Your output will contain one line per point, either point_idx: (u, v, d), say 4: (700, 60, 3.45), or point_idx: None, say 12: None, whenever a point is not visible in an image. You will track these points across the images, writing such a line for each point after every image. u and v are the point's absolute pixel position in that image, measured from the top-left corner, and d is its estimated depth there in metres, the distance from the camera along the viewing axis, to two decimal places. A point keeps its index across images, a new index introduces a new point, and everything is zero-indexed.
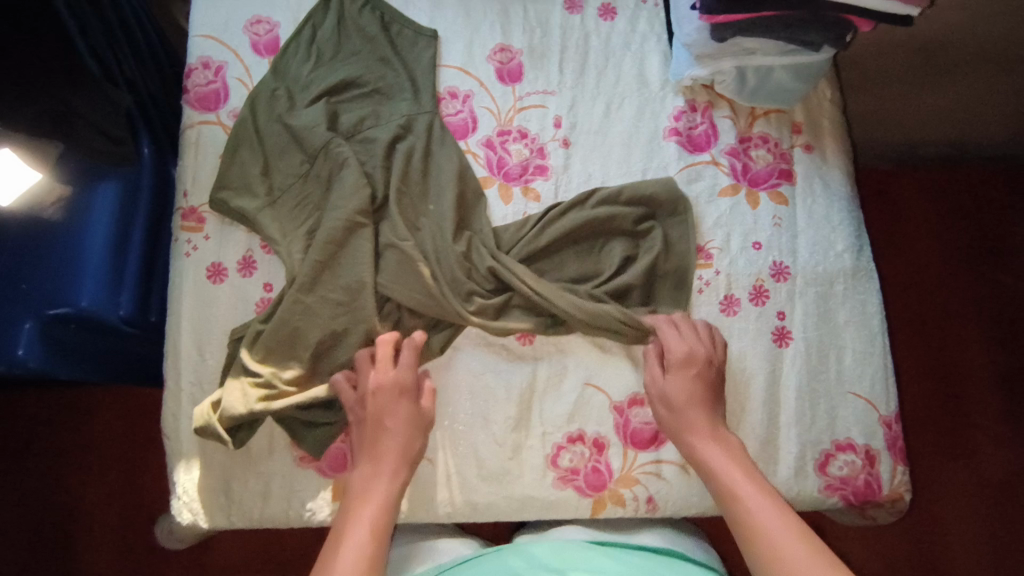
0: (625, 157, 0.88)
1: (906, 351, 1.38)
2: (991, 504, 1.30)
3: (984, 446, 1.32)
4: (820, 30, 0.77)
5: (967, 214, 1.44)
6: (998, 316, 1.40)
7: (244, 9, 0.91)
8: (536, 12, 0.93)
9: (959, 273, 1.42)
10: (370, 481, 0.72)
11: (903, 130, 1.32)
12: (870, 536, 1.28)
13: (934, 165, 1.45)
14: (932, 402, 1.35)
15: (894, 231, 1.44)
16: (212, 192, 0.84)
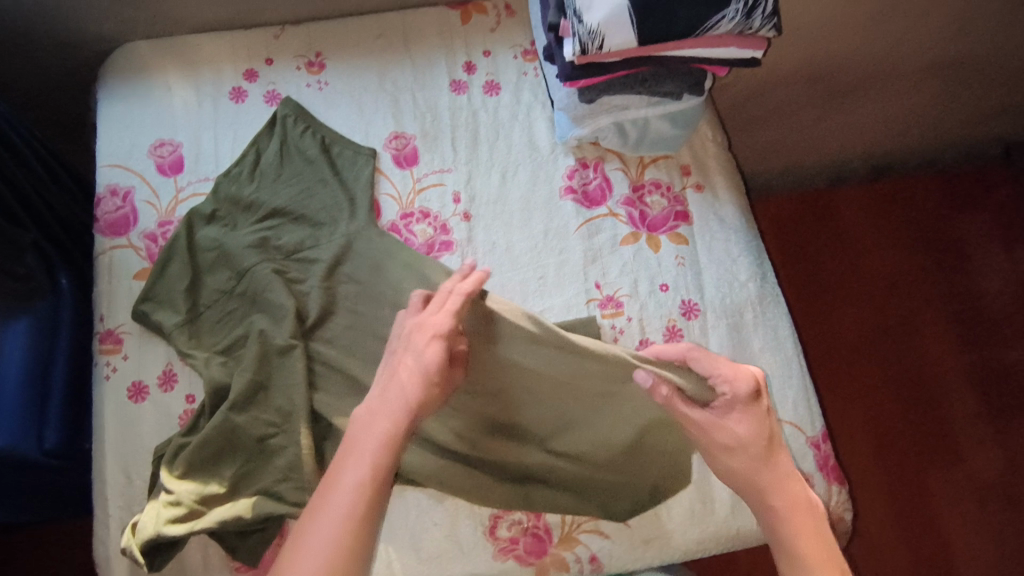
0: (527, 223, 0.91)
1: (879, 357, 1.48)
2: (985, 498, 1.37)
3: (970, 442, 1.40)
4: (675, 80, 0.83)
5: (907, 222, 1.59)
6: (959, 315, 1.51)
7: (147, 134, 0.95)
8: (424, 97, 0.98)
9: (913, 279, 1.54)
10: (376, 415, 0.67)
11: (826, 147, 1.48)
12: (877, 545, 1.34)
13: (867, 178, 1.60)
14: (913, 406, 1.44)
15: (844, 244, 1.57)
16: (135, 305, 0.86)
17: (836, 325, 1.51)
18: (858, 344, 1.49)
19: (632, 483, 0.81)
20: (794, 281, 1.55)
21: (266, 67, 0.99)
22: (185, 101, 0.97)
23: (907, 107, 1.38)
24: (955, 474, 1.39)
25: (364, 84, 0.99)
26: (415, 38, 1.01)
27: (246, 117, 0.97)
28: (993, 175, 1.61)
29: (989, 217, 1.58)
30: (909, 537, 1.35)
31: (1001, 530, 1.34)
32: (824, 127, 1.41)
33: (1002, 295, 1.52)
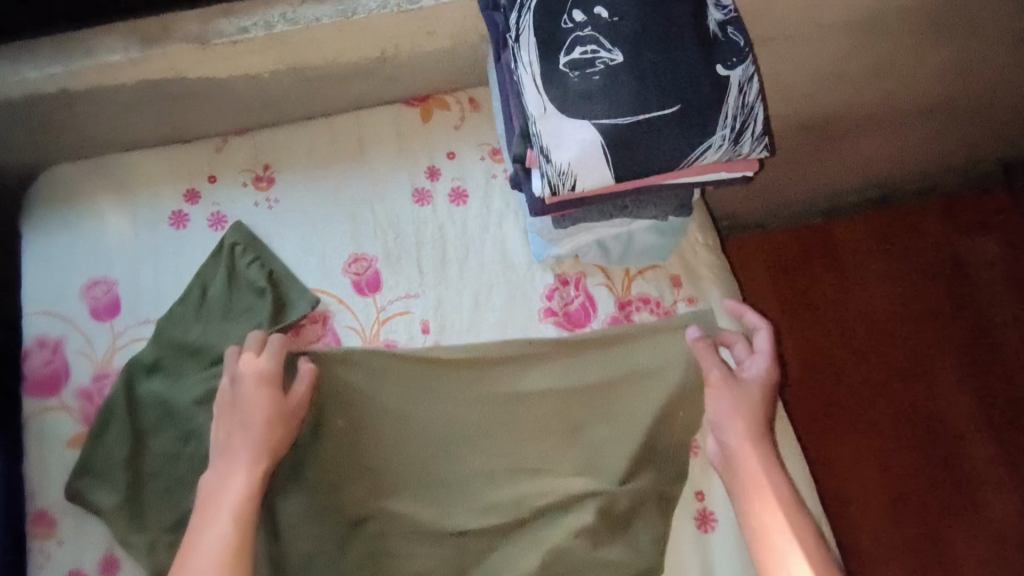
0: (504, 356, 0.82)
1: (890, 401, 1.41)
2: (1008, 550, 1.32)
3: (990, 491, 1.35)
4: (657, 205, 0.73)
5: (912, 251, 1.51)
6: (972, 349, 1.44)
7: (79, 272, 0.86)
8: (384, 211, 0.89)
9: (922, 313, 1.47)
10: (224, 476, 0.70)
11: (820, 184, 1.41)
12: None
13: (865, 207, 1.53)
14: (928, 453, 1.38)
15: (847, 279, 1.49)
16: (71, 480, 0.77)
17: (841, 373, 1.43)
18: (868, 388, 1.42)
19: (649, 493, 0.78)
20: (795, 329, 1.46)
21: (208, 186, 0.90)
22: (120, 230, 0.88)
23: (902, 144, 1.32)
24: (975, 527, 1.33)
25: (318, 198, 0.90)
26: (372, 143, 0.92)
27: (187, 246, 0.87)
28: (995, 197, 1.53)
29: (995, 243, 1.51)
30: None
31: None
32: (820, 168, 1.34)
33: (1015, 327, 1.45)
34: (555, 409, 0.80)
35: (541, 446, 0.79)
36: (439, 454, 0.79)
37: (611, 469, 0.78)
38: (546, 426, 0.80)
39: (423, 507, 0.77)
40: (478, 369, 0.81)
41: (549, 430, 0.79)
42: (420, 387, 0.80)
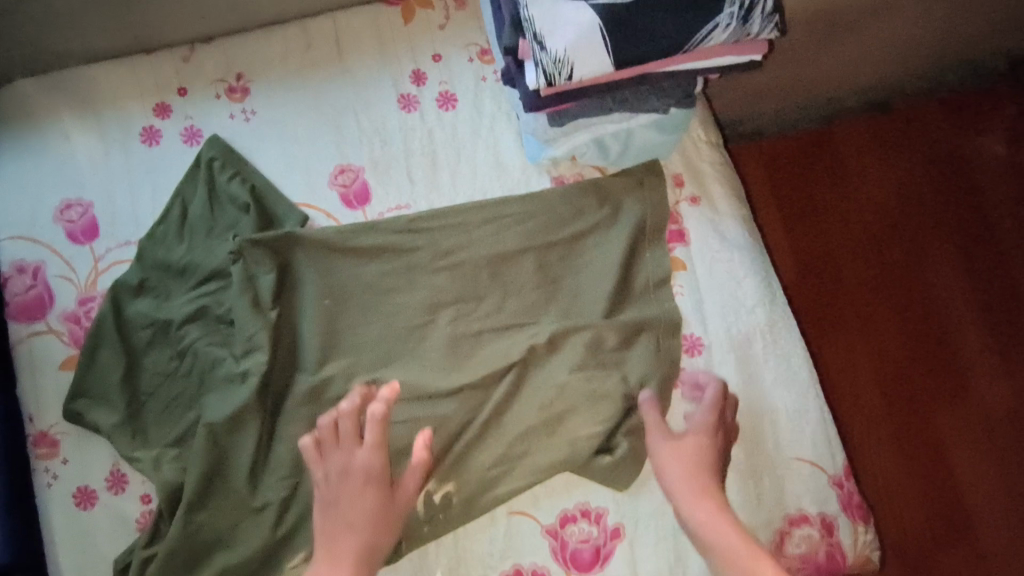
0: (498, 262, 0.80)
1: (886, 298, 1.39)
2: (1005, 442, 1.29)
3: (987, 383, 1.32)
4: (659, 95, 0.69)
5: (912, 148, 1.46)
6: (970, 245, 1.41)
7: (51, 193, 0.81)
8: (369, 119, 0.84)
9: (921, 209, 1.43)
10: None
11: (821, 83, 1.35)
12: (890, 497, 1.27)
13: (866, 108, 1.48)
14: (924, 348, 1.35)
15: (844, 179, 1.45)
16: (66, 402, 0.76)
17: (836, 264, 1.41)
18: (864, 287, 1.40)
19: (652, 322, 0.79)
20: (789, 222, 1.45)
21: (179, 99, 0.84)
22: (89, 148, 0.83)
23: (909, 34, 1.26)
24: (968, 415, 1.31)
25: (297, 108, 0.84)
26: (350, 47, 0.86)
27: (162, 164, 0.83)
28: (1001, 89, 1.49)
29: (1002, 133, 1.46)
30: (924, 488, 1.27)
31: (1019, 471, 1.27)
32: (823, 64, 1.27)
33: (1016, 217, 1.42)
34: (534, 266, 0.81)
35: (526, 316, 0.80)
36: (436, 361, 0.79)
37: (610, 358, 0.78)
38: (521, 288, 0.80)
39: (421, 378, 0.78)
40: (474, 266, 0.80)
41: (525, 288, 0.80)
42: (409, 285, 0.80)
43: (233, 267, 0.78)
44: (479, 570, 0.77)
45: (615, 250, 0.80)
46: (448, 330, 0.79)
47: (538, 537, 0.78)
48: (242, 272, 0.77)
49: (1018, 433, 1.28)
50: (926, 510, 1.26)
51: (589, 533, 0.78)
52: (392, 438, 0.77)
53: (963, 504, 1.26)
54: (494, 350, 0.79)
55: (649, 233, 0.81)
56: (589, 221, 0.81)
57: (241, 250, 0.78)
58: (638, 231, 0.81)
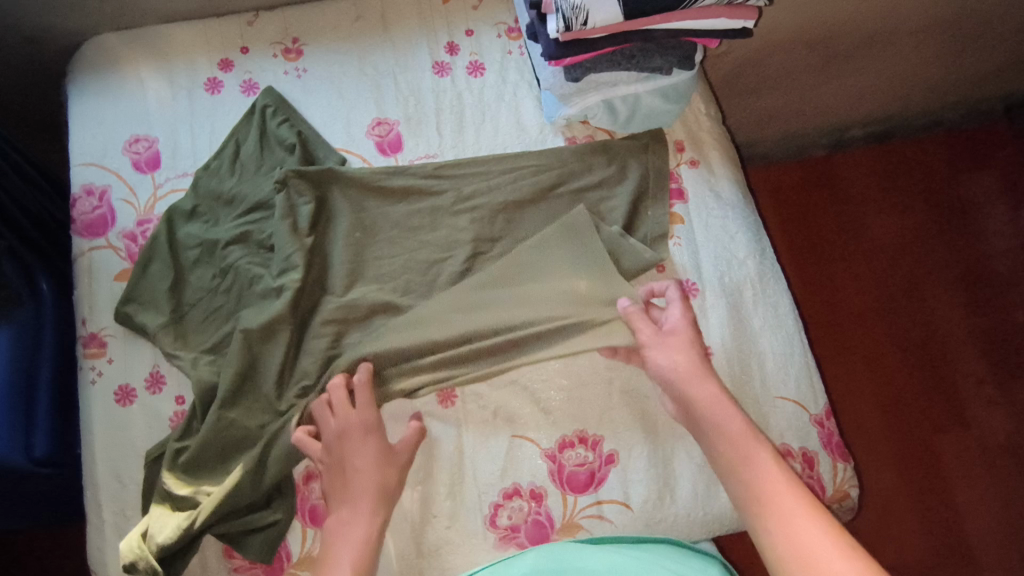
0: (515, 208, 0.89)
1: (886, 312, 1.55)
2: (986, 443, 1.46)
3: (973, 390, 1.49)
4: (663, 55, 0.82)
5: (911, 180, 1.65)
6: (962, 268, 1.59)
7: (123, 129, 0.92)
8: (406, 81, 0.95)
9: (918, 235, 1.61)
10: (346, 526, 0.73)
11: (822, 109, 1.56)
12: (880, 488, 1.43)
13: (866, 142, 1.68)
14: (918, 357, 1.52)
15: (849, 205, 1.64)
16: (118, 307, 0.84)
17: (840, 291, 1.57)
18: (866, 301, 1.56)
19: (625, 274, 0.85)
20: (797, 249, 1.61)
21: (241, 57, 0.96)
22: (159, 93, 0.94)
23: (898, 68, 1.47)
24: (960, 437, 1.46)
25: (343, 69, 0.95)
26: (394, 20, 0.98)
27: (222, 109, 0.93)
28: (992, 137, 1.68)
29: (992, 179, 1.65)
30: (911, 484, 1.43)
31: (999, 472, 1.43)
32: (821, 90, 1.49)
33: (1008, 257, 1.59)
34: (547, 212, 0.89)
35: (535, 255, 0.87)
36: (460, 292, 0.84)
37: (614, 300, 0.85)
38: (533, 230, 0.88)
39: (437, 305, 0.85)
40: (492, 208, 0.89)
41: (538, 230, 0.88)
42: (432, 223, 0.89)
43: (278, 197, 0.87)
44: (477, 486, 0.80)
45: (621, 201, 0.88)
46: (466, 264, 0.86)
47: (536, 459, 0.81)
48: (285, 201, 0.87)
49: (995, 436, 1.46)
50: (913, 503, 1.42)
51: (585, 458, 0.81)
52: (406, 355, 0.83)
53: (949, 505, 1.41)
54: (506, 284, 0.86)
55: (652, 188, 0.89)
56: (599, 175, 0.90)
57: (287, 181, 0.88)
58: (642, 185, 0.89)
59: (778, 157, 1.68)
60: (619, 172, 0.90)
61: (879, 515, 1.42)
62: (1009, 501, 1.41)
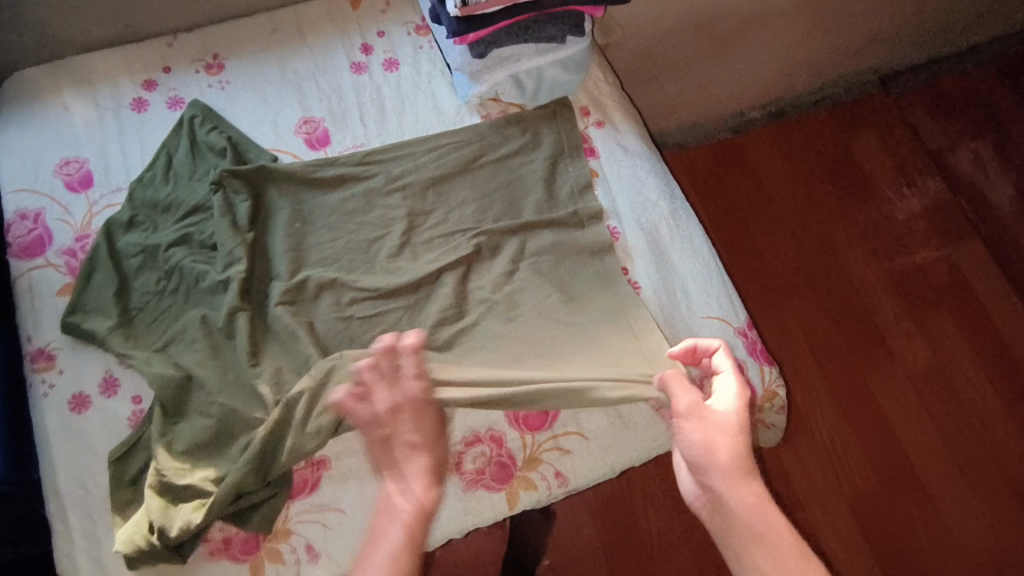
0: (442, 181, 0.95)
1: (806, 268, 1.67)
2: (914, 374, 1.56)
3: (896, 328, 1.61)
4: (556, 24, 0.92)
5: (810, 148, 1.80)
6: (868, 219, 1.72)
7: (51, 154, 0.95)
8: (327, 81, 1.01)
9: (824, 195, 1.75)
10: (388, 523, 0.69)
11: (719, 92, 1.70)
12: (826, 429, 1.52)
13: (766, 119, 1.83)
14: (842, 305, 1.63)
15: (759, 176, 1.77)
16: (64, 318, 0.86)
17: (762, 255, 1.68)
18: (789, 260, 1.68)
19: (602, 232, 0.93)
20: (718, 222, 1.72)
21: (164, 76, 1.00)
22: (85, 116, 0.97)
23: (778, 48, 1.62)
24: (891, 372, 1.57)
25: (266, 77, 1.01)
26: (309, 28, 1.05)
27: (150, 125, 0.97)
28: (873, 101, 1.86)
29: (878, 138, 1.82)
30: (853, 421, 1.52)
31: (930, 398, 1.54)
32: (715, 73, 1.63)
33: (905, 205, 1.74)
34: (472, 182, 0.96)
35: (467, 222, 0.93)
36: (496, 359, 0.85)
37: (543, 252, 0.92)
38: (463, 200, 0.95)
39: (380, 278, 0.89)
40: (421, 185, 0.95)
41: (467, 200, 0.95)
42: (367, 204, 0.94)
43: (214, 197, 0.91)
44: None
45: (539, 164, 0.96)
46: (486, 327, 0.87)
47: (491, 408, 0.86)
48: (222, 201, 0.90)
49: (921, 366, 1.57)
50: (857, 438, 1.51)
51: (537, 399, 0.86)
52: (356, 328, 0.87)
53: (890, 434, 1.51)
54: (443, 249, 0.92)
55: (565, 149, 0.98)
56: (517, 144, 0.97)
57: (222, 182, 0.92)
58: (556, 148, 0.97)
59: (690, 141, 1.80)
60: (533, 139, 0.98)
61: (829, 454, 1.49)
62: (943, 424, 1.52)
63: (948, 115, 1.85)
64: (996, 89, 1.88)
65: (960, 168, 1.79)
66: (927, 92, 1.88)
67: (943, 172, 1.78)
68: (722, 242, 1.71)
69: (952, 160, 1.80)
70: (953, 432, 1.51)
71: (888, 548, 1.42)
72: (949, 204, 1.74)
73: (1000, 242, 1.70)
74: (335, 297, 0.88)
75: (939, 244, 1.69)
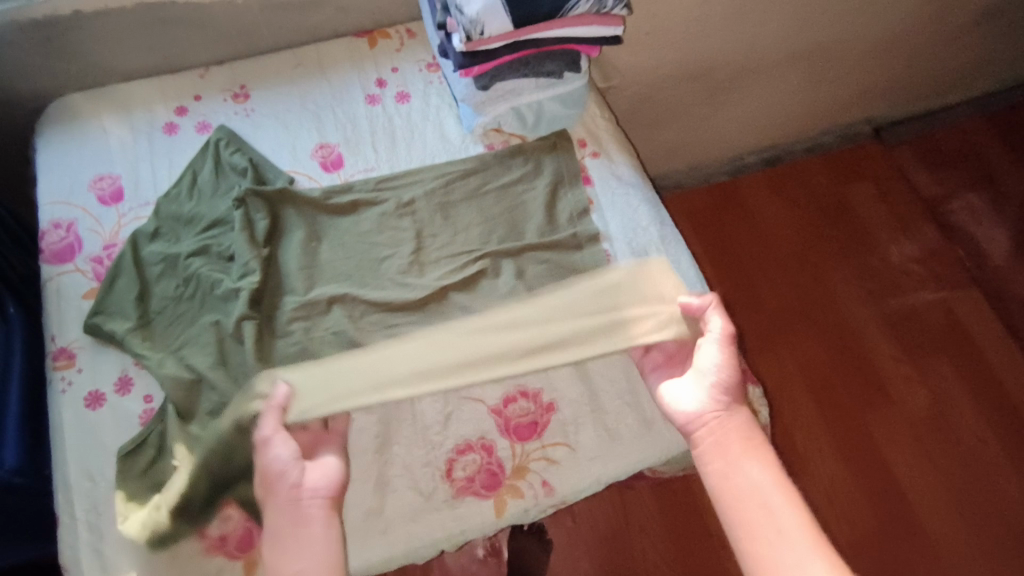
0: (448, 205, 1.01)
1: (803, 308, 1.71)
2: (912, 416, 1.57)
3: (893, 370, 1.62)
4: (554, 60, 1.01)
5: (807, 193, 1.87)
6: (863, 263, 1.76)
7: (88, 171, 1.03)
8: (343, 111, 1.10)
9: (821, 239, 1.80)
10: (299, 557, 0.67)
11: (718, 137, 1.78)
12: (823, 470, 1.52)
13: (764, 165, 1.90)
14: (839, 345, 1.66)
15: (758, 220, 1.83)
16: (87, 319, 0.92)
17: (761, 297, 1.72)
18: (786, 300, 1.72)
19: (598, 256, 0.98)
20: (717, 262, 1.77)
21: (194, 103, 1.09)
22: (121, 137, 1.06)
23: (777, 96, 1.70)
24: (890, 414, 1.57)
25: (287, 106, 1.10)
26: (329, 63, 1.15)
27: (180, 145, 1.06)
28: (868, 152, 1.93)
29: (873, 187, 1.88)
30: (851, 462, 1.53)
31: (929, 441, 1.54)
32: (716, 118, 1.71)
33: (900, 250, 1.78)
34: (475, 206, 1.02)
35: (470, 243, 0.99)
36: None
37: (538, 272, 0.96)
38: (467, 223, 1.00)
39: (387, 293, 0.94)
40: (432, 209, 1.01)
41: (471, 224, 1.00)
42: (375, 223, 1.00)
43: (235, 213, 0.97)
44: (433, 445, 0.89)
45: (541, 192, 1.03)
46: None
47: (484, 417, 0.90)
48: (243, 215, 0.97)
49: (918, 409, 1.58)
50: (855, 479, 1.51)
51: (527, 409, 0.91)
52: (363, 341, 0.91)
53: (888, 476, 1.51)
54: (449, 267, 0.97)
55: (565, 179, 1.04)
56: (519, 173, 1.04)
57: (244, 199, 0.98)
58: (557, 177, 1.04)
59: (689, 185, 1.88)
60: (534, 168, 1.05)
61: (825, 495, 1.49)
62: (942, 467, 1.51)
63: (941, 166, 1.92)
64: (988, 142, 1.95)
65: (954, 217, 1.84)
66: (921, 144, 1.95)
67: (937, 220, 1.83)
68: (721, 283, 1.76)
69: (946, 209, 1.85)
70: (953, 476, 1.51)
71: None
72: (945, 251, 1.78)
73: (994, 288, 1.73)
74: (346, 311, 0.93)
75: (934, 289, 1.72)
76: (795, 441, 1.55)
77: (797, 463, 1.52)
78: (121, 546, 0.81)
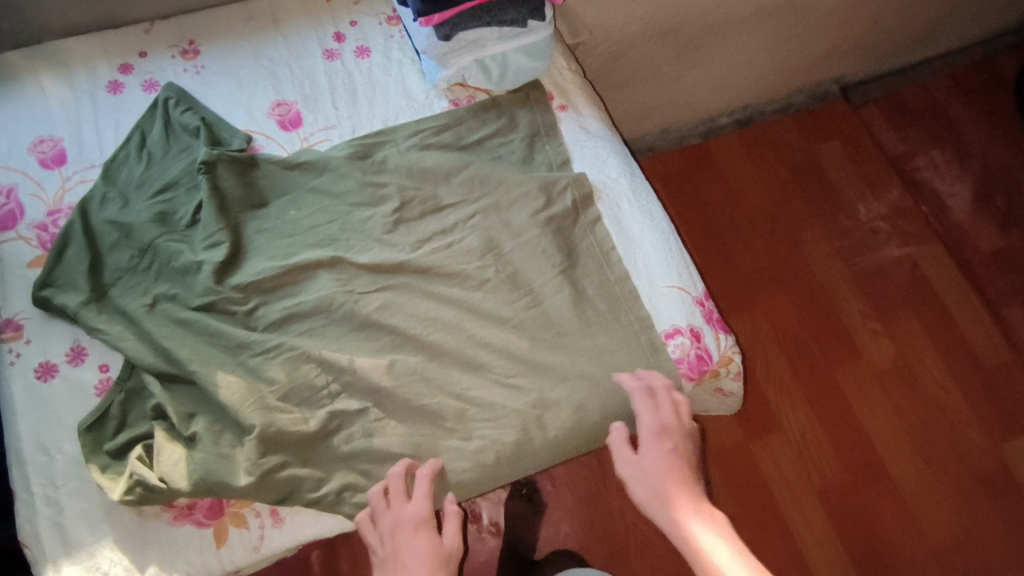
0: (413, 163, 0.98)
1: (775, 267, 1.72)
2: (880, 369, 1.60)
3: (862, 325, 1.65)
4: (516, 8, 0.97)
5: (777, 153, 1.86)
6: (832, 221, 1.78)
7: (27, 133, 0.97)
8: (300, 67, 1.05)
9: (791, 199, 1.81)
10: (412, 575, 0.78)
11: (688, 98, 1.76)
12: (795, 425, 1.54)
13: (734, 126, 1.89)
14: (810, 303, 1.67)
15: (729, 180, 1.83)
16: (35, 292, 0.87)
17: (733, 257, 1.73)
18: (758, 260, 1.73)
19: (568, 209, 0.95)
20: (690, 224, 1.77)
21: (140, 60, 1.04)
22: (61, 97, 1.00)
23: (747, 53, 1.68)
24: (859, 368, 1.60)
25: (240, 62, 1.05)
26: (283, 17, 1.09)
27: (127, 105, 1.00)
28: (836, 110, 1.93)
29: (841, 146, 1.88)
30: (822, 416, 1.55)
31: (896, 392, 1.58)
32: (686, 78, 1.68)
33: (866, 207, 1.80)
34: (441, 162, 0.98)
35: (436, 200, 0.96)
36: (463, 331, 0.87)
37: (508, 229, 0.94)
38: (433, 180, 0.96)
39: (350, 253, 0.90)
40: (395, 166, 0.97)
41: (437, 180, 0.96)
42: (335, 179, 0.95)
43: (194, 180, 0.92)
44: None
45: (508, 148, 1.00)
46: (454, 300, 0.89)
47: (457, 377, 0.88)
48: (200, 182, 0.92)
49: (885, 363, 1.61)
50: (825, 433, 1.54)
51: None
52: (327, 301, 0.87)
53: (858, 429, 1.54)
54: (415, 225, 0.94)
55: (533, 134, 1.02)
56: (485, 128, 1.01)
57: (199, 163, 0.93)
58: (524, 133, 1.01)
59: (661, 148, 1.86)
60: (501, 123, 1.02)
61: (797, 449, 1.52)
62: (908, 418, 1.55)
63: (907, 124, 1.93)
64: (952, 99, 1.97)
65: (919, 174, 1.86)
66: (888, 103, 1.96)
67: (904, 178, 1.85)
68: (693, 245, 1.76)
69: (912, 167, 1.87)
70: (919, 426, 1.54)
71: (858, 542, 1.44)
72: (911, 207, 1.80)
73: (958, 244, 1.77)
74: (309, 274, 0.89)
75: (902, 246, 1.75)
76: (768, 398, 1.57)
77: (769, 420, 1.55)
78: (82, 519, 0.78)
